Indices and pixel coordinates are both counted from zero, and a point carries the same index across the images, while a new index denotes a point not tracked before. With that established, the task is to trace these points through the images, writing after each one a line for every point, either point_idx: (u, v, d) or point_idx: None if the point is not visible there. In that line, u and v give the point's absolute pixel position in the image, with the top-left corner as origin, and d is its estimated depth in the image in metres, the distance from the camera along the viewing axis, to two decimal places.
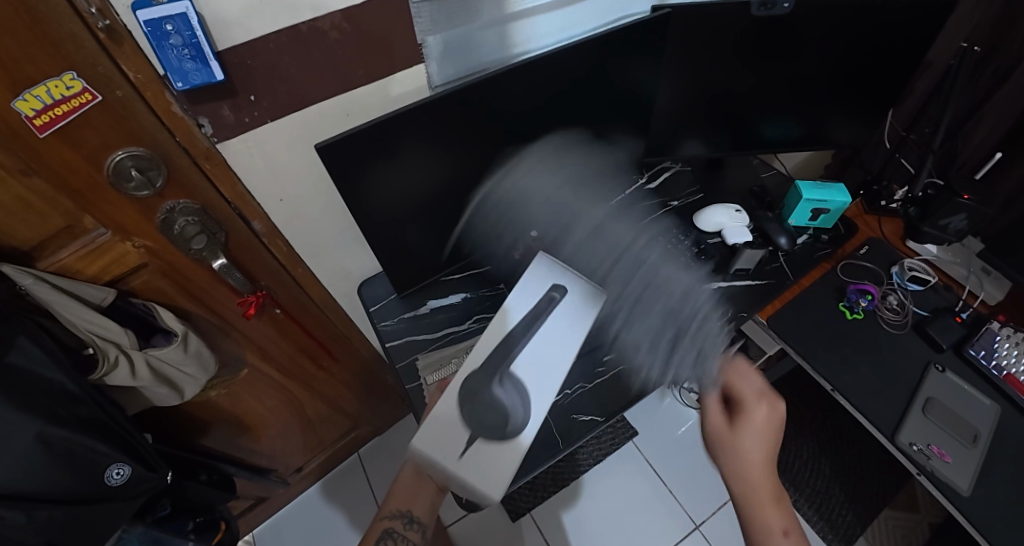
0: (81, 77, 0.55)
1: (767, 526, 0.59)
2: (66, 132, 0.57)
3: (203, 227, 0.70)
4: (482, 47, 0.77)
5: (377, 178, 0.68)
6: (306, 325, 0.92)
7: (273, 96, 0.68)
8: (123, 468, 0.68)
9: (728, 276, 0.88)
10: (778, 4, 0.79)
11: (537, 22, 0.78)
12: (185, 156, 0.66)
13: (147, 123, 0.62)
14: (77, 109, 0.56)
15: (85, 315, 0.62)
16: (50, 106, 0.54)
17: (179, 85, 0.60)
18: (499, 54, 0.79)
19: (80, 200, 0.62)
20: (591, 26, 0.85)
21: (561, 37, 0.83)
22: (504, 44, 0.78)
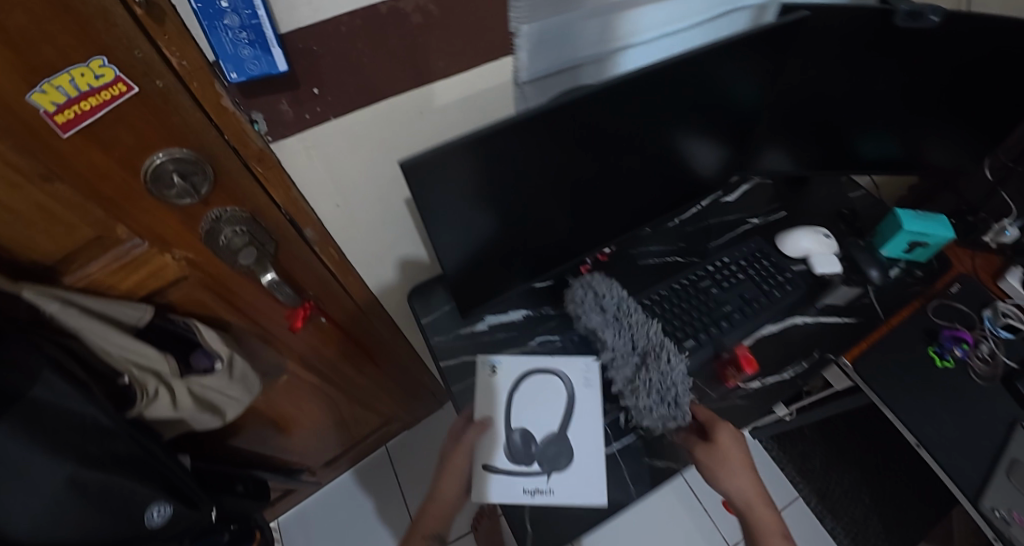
0: (113, 64, 0.43)
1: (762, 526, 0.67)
2: (97, 130, 0.46)
3: (252, 237, 0.61)
4: (579, 40, 0.65)
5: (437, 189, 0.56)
6: (350, 332, 0.85)
7: (340, 90, 0.57)
8: (163, 507, 0.61)
9: (813, 312, 0.81)
10: (925, 15, 0.70)
11: (643, 13, 0.67)
12: (234, 157, 0.56)
13: (192, 120, 0.51)
14: (110, 103, 0.45)
15: (121, 341, 0.54)
16: (75, 100, 0.44)
17: (234, 76, 0.50)
18: (595, 48, 0.67)
19: (113, 209, 0.52)
20: (695, 21, 0.74)
21: (664, 31, 0.71)
22: (604, 38, 0.67)
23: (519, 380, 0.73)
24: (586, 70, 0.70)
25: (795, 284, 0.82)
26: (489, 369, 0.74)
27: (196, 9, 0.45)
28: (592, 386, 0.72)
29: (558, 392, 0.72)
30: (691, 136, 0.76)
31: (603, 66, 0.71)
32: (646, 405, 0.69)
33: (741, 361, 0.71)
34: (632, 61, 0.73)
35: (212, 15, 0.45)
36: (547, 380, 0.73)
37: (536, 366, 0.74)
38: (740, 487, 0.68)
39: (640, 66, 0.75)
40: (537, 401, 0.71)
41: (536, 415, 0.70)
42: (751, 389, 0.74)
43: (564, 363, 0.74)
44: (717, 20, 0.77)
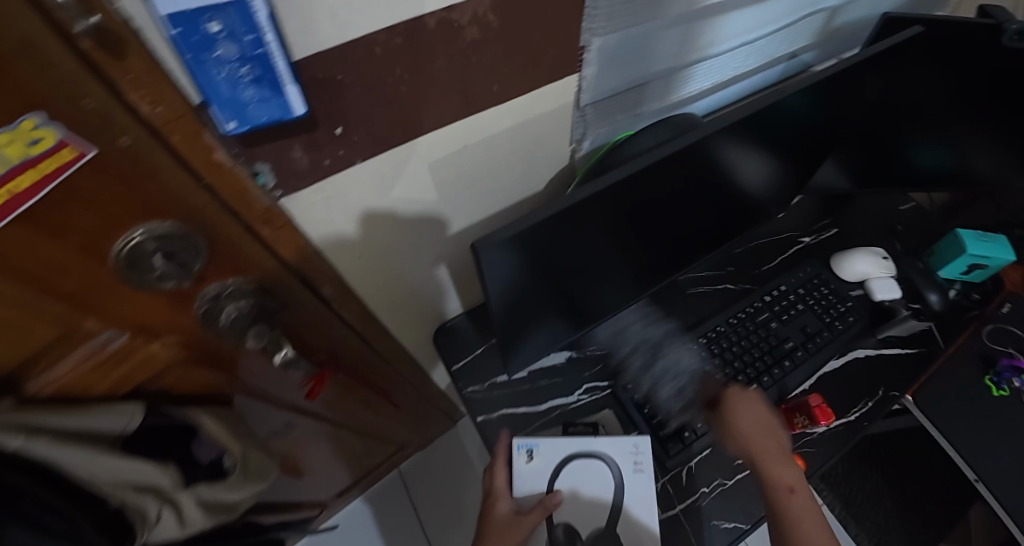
0: (56, 121, 0.29)
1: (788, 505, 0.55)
2: (46, 213, 0.32)
3: (260, 312, 0.49)
4: (652, 53, 0.54)
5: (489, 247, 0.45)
6: (366, 382, 0.74)
7: (369, 126, 0.44)
8: None
9: (873, 343, 0.76)
10: None
11: (728, 16, 0.55)
12: (234, 222, 0.42)
13: (178, 184, 0.37)
14: (56, 175, 0.31)
15: (110, 465, 0.42)
16: (3, 180, 0.29)
17: (233, 126, 0.36)
18: (668, 60, 0.56)
19: (76, 303, 0.39)
20: (775, 26, 0.63)
21: (741, 36, 0.60)
22: (679, 50, 0.56)
23: (559, 468, 0.61)
24: (654, 86, 0.59)
25: (856, 315, 0.76)
26: (523, 453, 0.61)
27: (175, 38, 0.30)
28: (644, 475, 0.59)
29: (604, 483, 0.60)
30: (760, 156, 0.66)
31: (671, 81, 0.60)
32: (667, 396, 0.69)
33: (816, 414, 0.66)
34: (703, 73, 0.62)
35: (198, 45, 0.31)
36: (592, 466, 0.61)
37: (577, 449, 0.61)
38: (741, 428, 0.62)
39: (710, 77, 0.63)
40: (582, 493, 0.59)
41: (581, 511, 0.58)
42: (815, 434, 0.68)
43: (607, 443, 0.62)
44: (796, 24, 0.65)
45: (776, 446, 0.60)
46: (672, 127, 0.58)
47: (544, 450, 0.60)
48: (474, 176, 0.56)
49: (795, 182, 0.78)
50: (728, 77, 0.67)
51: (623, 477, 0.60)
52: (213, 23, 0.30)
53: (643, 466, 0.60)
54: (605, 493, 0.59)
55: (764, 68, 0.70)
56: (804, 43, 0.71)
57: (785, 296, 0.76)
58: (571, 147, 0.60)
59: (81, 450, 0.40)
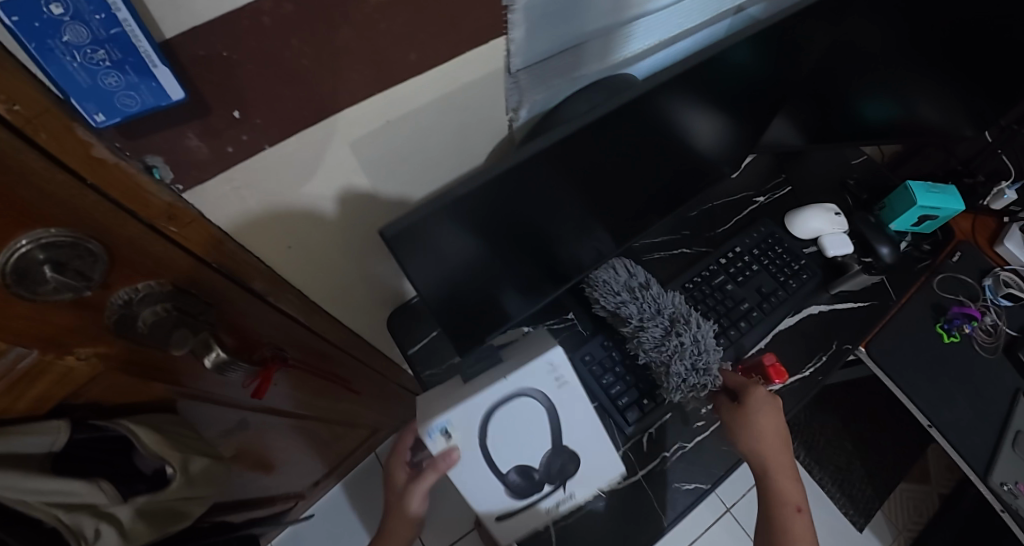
0: None
1: (790, 527, 0.57)
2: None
3: (183, 315, 0.46)
4: (585, 10, 0.51)
5: (405, 249, 0.39)
6: (324, 369, 0.73)
7: (274, 107, 0.40)
8: None
9: (826, 298, 0.77)
10: None
11: None
12: (133, 221, 0.39)
13: (55, 186, 0.34)
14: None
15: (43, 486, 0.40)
16: None
17: (102, 118, 0.33)
18: (603, 18, 0.53)
19: None
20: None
21: None
22: (615, 6, 0.52)
23: (484, 425, 0.53)
24: (591, 46, 0.56)
25: (810, 272, 0.76)
26: (440, 438, 0.53)
27: (11, 26, 0.26)
28: (569, 386, 0.54)
29: (538, 411, 0.54)
30: (713, 115, 0.64)
31: (609, 40, 0.57)
32: (677, 373, 0.64)
33: (770, 373, 0.65)
34: (644, 31, 0.59)
35: (41, 32, 0.28)
36: (517, 406, 0.54)
37: (494, 402, 0.53)
38: (759, 446, 0.60)
39: (652, 35, 0.60)
40: (516, 430, 0.54)
41: (520, 447, 0.55)
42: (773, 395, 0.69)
43: (523, 377, 0.53)
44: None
45: (787, 459, 0.60)
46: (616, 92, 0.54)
47: (458, 425, 0.52)
48: (403, 154, 0.53)
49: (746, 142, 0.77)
50: (673, 34, 0.64)
51: (548, 398, 0.54)
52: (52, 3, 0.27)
53: (563, 376, 0.54)
54: (536, 421, 0.55)
55: (710, 23, 0.67)
56: None
57: (741, 258, 0.76)
58: (509, 116, 0.57)
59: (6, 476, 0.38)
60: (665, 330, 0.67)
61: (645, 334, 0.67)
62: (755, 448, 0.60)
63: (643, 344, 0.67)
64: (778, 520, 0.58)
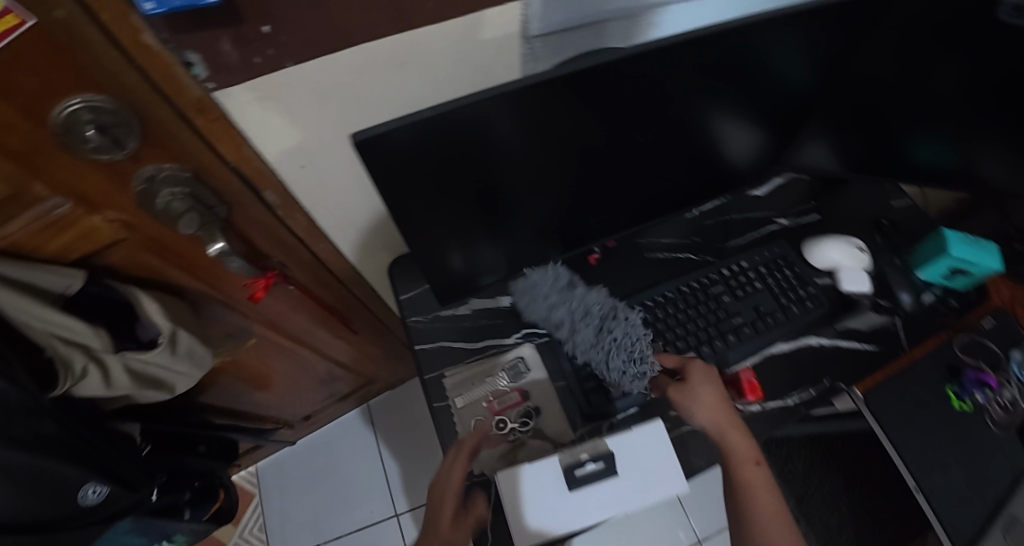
0: None
1: (749, 483, 0.57)
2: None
3: (196, 201, 0.52)
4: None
5: (375, 159, 0.43)
6: (323, 297, 0.78)
7: (298, 29, 0.45)
8: (98, 485, 0.56)
9: (830, 333, 0.74)
10: None
11: None
12: (167, 106, 0.45)
13: (107, 58, 0.40)
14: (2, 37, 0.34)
15: (50, 319, 0.47)
16: None
17: (152, 6, 0.38)
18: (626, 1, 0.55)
19: (23, 167, 0.42)
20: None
21: None
22: None
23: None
24: (612, 25, 0.58)
25: (816, 301, 0.73)
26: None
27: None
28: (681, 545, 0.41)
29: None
30: (732, 116, 0.64)
31: (632, 22, 0.59)
32: (616, 368, 0.64)
33: (743, 388, 0.65)
34: (672, 21, 0.61)
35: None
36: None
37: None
38: (709, 413, 0.60)
39: (681, 26, 0.62)
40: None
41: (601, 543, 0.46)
42: (748, 412, 0.67)
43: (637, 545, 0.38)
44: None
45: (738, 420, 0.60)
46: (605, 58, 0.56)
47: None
48: (415, 98, 0.57)
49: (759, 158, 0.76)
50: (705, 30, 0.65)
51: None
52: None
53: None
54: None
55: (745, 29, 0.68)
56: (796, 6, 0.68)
57: (745, 273, 0.74)
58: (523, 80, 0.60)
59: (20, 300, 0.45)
60: (597, 330, 0.66)
61: (578, 332, 0.67)
62: (707, 414, 0.60)
63: (576, 345, 0.67)
64: (737, 475, 0.57)
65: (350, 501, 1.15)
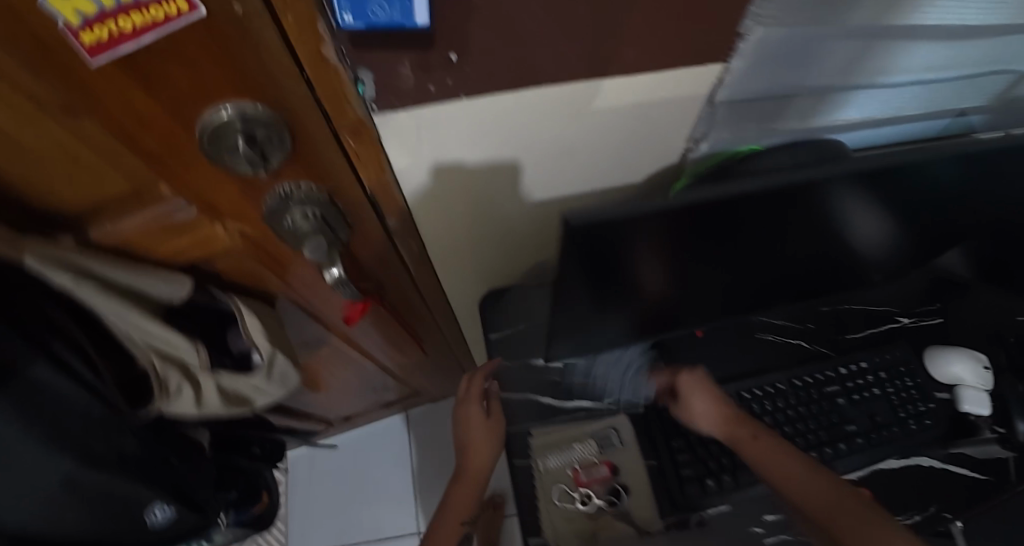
0: None
1: (766, 462, 0.56)
2: (136, 59, 0.29)
3: (324, 224, 0.47)
4: (814, 64, 0.48)
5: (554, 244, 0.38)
6: (406, 319, 0.73)
7: (486, 62, 0.40)
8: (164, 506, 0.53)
9: (941, 455, 0.68)
10: None
11: (911, 45, 0.48)
12: (322, 123, 0.40)
13: (276, 66, 0.34)
14: (161, 26, 0.28)
15: (147, 330, 0.43)
16: (111, 14, 0.26)
17: (349, 20, 0.33)
18: (825, 78, 0.50)
19: (159, 165, 0.39)
20: (956, 73, 0.56)
21: (915, 75, 0.53)
22: (842, 69, 0.49)
23: None
24: (798, 101, 0.53)
25: (935, 420, 0.68)
26: None
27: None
28: None
29: None
30: (887, 227, 0.58)
31: (820, 100, 0.53)
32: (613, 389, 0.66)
33: None
34: (858, 104, 0.56)
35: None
36: None
37: None
38: (703, 415, 0.60)
39: (864, 111, 0.57)
40: None
41: None
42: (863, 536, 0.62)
43: None
44: (975, 79, 0.58)
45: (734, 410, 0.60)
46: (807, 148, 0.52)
47: None
48: (571, 146, 0.52)
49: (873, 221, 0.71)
50: (883, 117, 0.60)
51: None
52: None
53: None
54: None
55: (922, 121, 0.63)
56: (976, 103, 0.63)
57: (862, 374, 0.68)
58: (687, 144, 0.55)
59: (122, 308, 0.41)
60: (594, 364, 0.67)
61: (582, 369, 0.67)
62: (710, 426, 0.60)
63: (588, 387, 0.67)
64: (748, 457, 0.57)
65: (374, 511, 1.12)
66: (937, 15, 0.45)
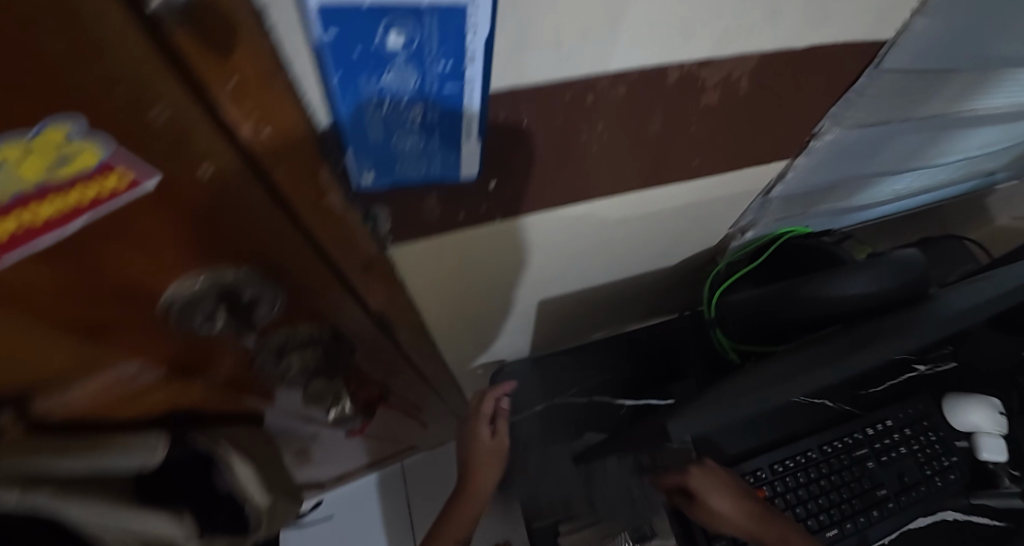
0: (98, 134, 0.16)
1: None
2: (66, 255, 0.21)
3: (324, 361, 0.39)
4: (874, 154, 0.45)
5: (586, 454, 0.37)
6: (409, 405, 0.65)
7: (531, 186, 0.32)
8: None
9: (963, 506, 0.67)
10: None
11: (959, 131, 0.47)
12: (322, 265, 0.31)
13: (267, 227, 0.26)
14: (98, 205, 0.19)
15: (109, 520, 0.34)
16: (27, 199, 0.18)
17: (370, 178, 0.23)
18: (877, 165, 0.47)
19: (116, 343, 0.30)
20: (987, 145, 0.55)
21: (953, 151, 0.52)
22: (895, 156, 0.47)
23: None
24: (846, 186, 0.50)
25: (958, 472, 0.67)
26: None
27: (322, 47, 0.17)
28: None
29: None
30: None
31: (866, 182, 0.51)
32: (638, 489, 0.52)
33: None
34: (897, 180, 0.54)
35: (356, 64, 0.18)
36: None
37: None
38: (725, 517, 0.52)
39: (899, 185, 0.55)
40: None
41: None
42: None
43: None
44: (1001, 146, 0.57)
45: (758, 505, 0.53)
46: (901, 273, 0.40)
47: None
48: (612, 250, 0.46)
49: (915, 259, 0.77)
50: (914, 186, 0.59)
51: None
52: (392, 31, 0.17)
53: None
54: None
55: (934, 188, 0.63)
56: (994, 162, 0.63)
57: (888, 433, 0.67)
58: (731, 232, 0.50)
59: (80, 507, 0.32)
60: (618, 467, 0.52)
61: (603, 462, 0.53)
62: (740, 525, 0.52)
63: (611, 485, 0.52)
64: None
65: None
66: (992, 103, 0.44)
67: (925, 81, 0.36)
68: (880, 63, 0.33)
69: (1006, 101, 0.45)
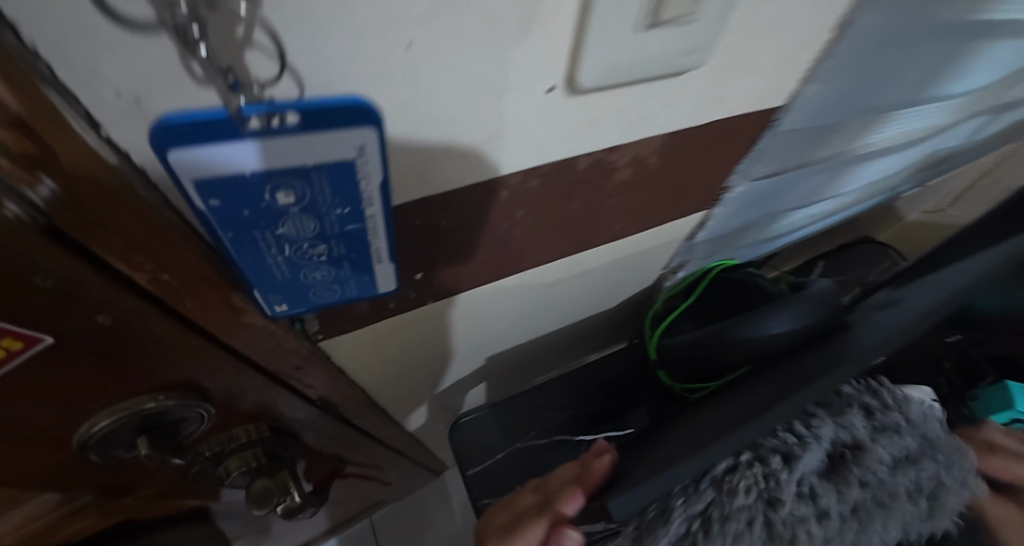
0: None
1: None
2: None
3: (263, 459, 0.38)
4: (784, 195, 0.49)
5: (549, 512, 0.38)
6: (367, 471, 0.63)
7: (461, 268, 0.33)
8: None
9: None
10: None
11: (855, 165, 0.52)
12: (253, 376, 0.30)
13: (182, 357, 0.25)
14: None
15: None
16: None
17: (283, 308, 0.24)
18: (789, 202, 0.52)
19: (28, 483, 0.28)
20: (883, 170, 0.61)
21: (854, 181, 0.57)
22: (802, 193, 0.52)
23: None
24: (765, 222, 0.54)
25: None
26: None
27: (205, 211, 0.17)
28: None
29: None
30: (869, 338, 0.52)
31: (782, 216, 0.55)
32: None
33: None
34: (810, 210, 0.59)
35: (247, 220, 0.18)
36: None
37: None
38: None
39: (812, 214, 0.60)
40: None
41: None
42: None
43: None
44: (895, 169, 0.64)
45: None
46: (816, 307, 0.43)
47: None
48: (552, 303, 0.46)
49: (836, 272, 0.84)
50: (826, 211, 0.64)
51: None
52: (279, 192, 0.17)
53: None
54: None
55: (845, 209, 0.69)
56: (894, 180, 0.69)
57: None
58: (665, 273, 0.52)
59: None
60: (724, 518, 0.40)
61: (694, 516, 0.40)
62: None
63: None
64: None
65: None
66: (877, 140, 0.49)
67: (814, 134, 0.40)
68: (776, 126, 0.36)
69: (889, 137, 0.50)
